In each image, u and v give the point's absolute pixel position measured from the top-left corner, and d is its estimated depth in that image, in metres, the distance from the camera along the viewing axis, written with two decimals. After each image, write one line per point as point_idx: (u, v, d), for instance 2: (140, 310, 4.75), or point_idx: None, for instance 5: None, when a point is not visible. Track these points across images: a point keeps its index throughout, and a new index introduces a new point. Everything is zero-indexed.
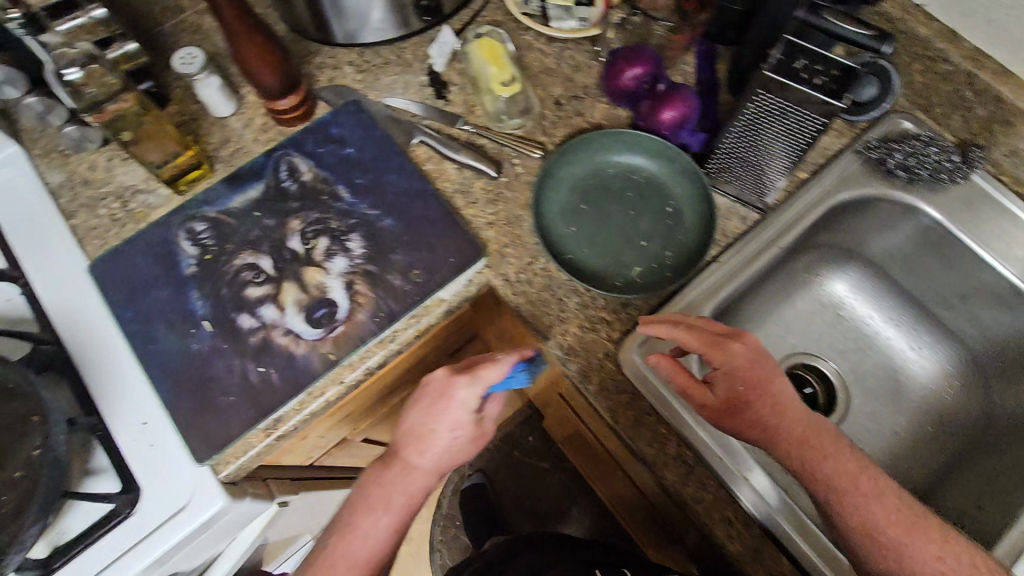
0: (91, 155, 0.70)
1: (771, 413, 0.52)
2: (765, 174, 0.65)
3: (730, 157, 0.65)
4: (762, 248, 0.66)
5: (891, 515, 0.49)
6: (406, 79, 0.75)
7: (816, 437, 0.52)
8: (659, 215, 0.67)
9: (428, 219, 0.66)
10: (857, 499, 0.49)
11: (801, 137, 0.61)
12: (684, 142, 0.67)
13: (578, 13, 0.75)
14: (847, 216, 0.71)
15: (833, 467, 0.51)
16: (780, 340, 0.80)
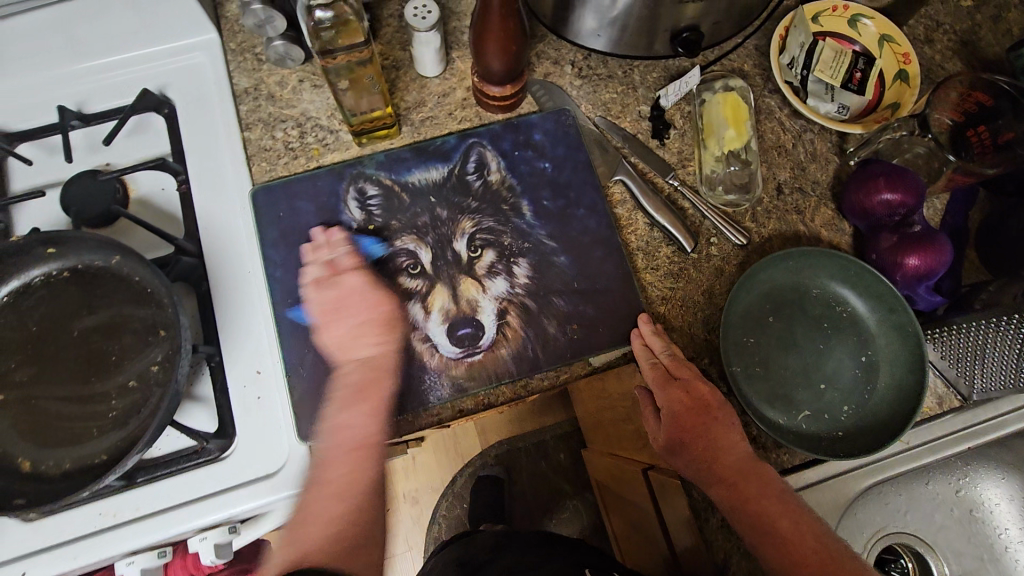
0: (284, 70, 0.65)
1: (735, 472, 0.52)
2: (983, 380, 0.58)
3: (963, 345, 0.57)
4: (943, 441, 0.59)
5: None
6: (625, 103, 0.67)
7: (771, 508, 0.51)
8: (849, 361, 0.59)
9: (603, 271, 0.60)
10: None
11: None
12: (914, 295, 0.59)
13: (840, 97, 0.66)
14: None
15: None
16: (898, 516, 0.72)
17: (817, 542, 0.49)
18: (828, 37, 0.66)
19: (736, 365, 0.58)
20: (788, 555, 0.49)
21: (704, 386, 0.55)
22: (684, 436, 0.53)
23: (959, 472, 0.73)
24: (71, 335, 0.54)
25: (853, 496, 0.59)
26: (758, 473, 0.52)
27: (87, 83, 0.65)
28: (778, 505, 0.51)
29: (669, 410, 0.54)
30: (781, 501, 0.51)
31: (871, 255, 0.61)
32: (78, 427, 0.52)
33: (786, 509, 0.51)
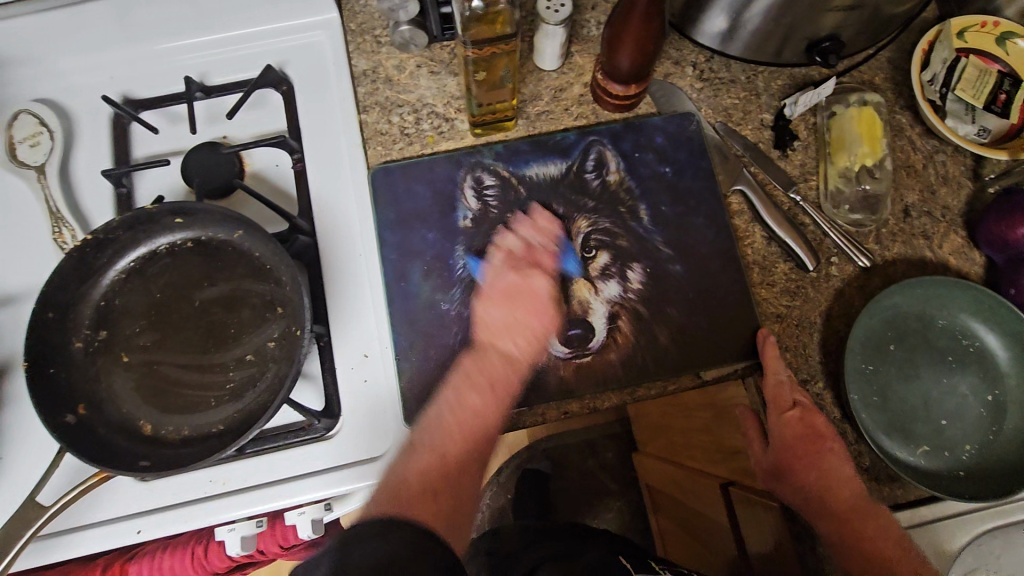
0: (403, 55, 0.65)
1: (845, 505, 0.53)
2: None
3: None
4: None
5: None
6: (748, 110, 0.65)
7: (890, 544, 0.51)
8: (973, 399, 0.56)
9: (719, 285, 0.58)
10: None
11: None
12: None
13: (982, 119, 0.63)
14: None
15: None
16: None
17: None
18: (973, 55, 0.63)
19: (855, 391, 0.55)
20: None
21: (819, 419, 0.54)
22: (794, 466, 0.54)
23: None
24: (193, 305, 0.54)
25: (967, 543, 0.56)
26: (874, 514, 0.52)
27: (211, 56, 0.66)
28: (886, 544, 0.51)
29: (778, 438, 0.54)
30: (893, 541, 0.51)
31: (1007, 289, 0.57)
32: (194, 395, 0.52)
33: (894, 545, 0.51)
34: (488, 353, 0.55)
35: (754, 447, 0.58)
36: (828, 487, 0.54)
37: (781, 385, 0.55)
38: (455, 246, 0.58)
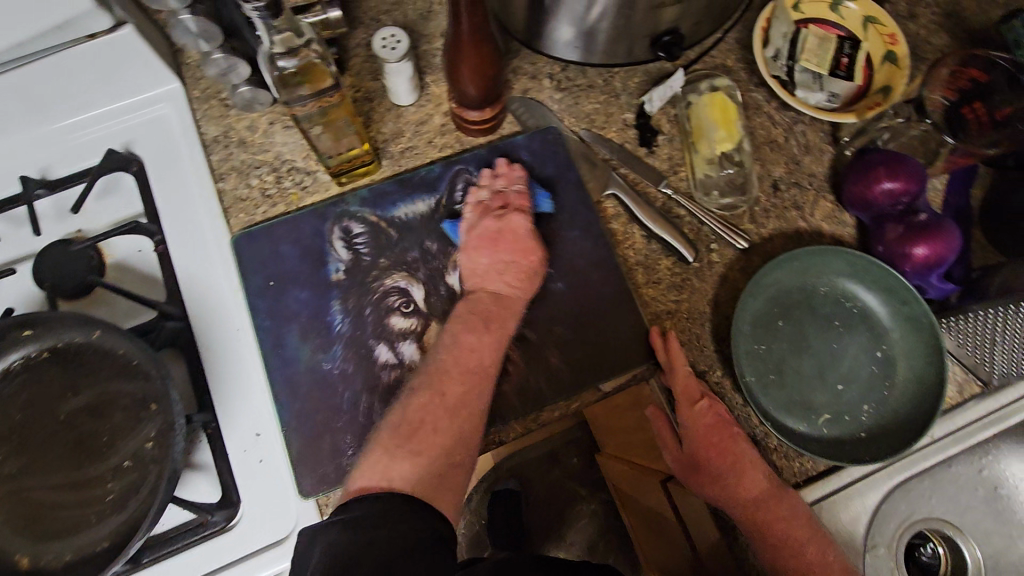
0: (254, 114, 0.63)
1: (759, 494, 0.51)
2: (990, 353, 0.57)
3: None
4: (966, 431, 0.58)
5: None
6: (609, 113, 0.66)
7: (804, 533, 0.50)
8: (864, 359, 0.57)
9: (604, 294, 0.58)
10: None
11: None
12: (924, 285, 0.58)
13: (829, 85, 0.65)
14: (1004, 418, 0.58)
15: None
16: (921, 502, 0.70)
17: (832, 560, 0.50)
18: (811, 25, 0.65)
19: (751, 374, 0.56)
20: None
21: (724, 405, 0.54)
22: (707, 458, 0.52)
23: (987, 453, 0.70)
24: (59, 419, 0.51)
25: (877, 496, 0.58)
26: (789, 501, 0.51)
27: (50, 148, 0.62)
28: (801, 529, 0.50)
29: (691, 429, 0.53)
30: (805, 528, 0.50)
31: (875, 246, 0.59)
32: (73, 515, 0.49)
33: (808, 529, 0.50)
34: (380, 406, 0.53)
35: (664, 441, 0.55)
36: (742, 473, 0.52)
37: (685, 376, 0.54)
38: (527, 210, 0.58)
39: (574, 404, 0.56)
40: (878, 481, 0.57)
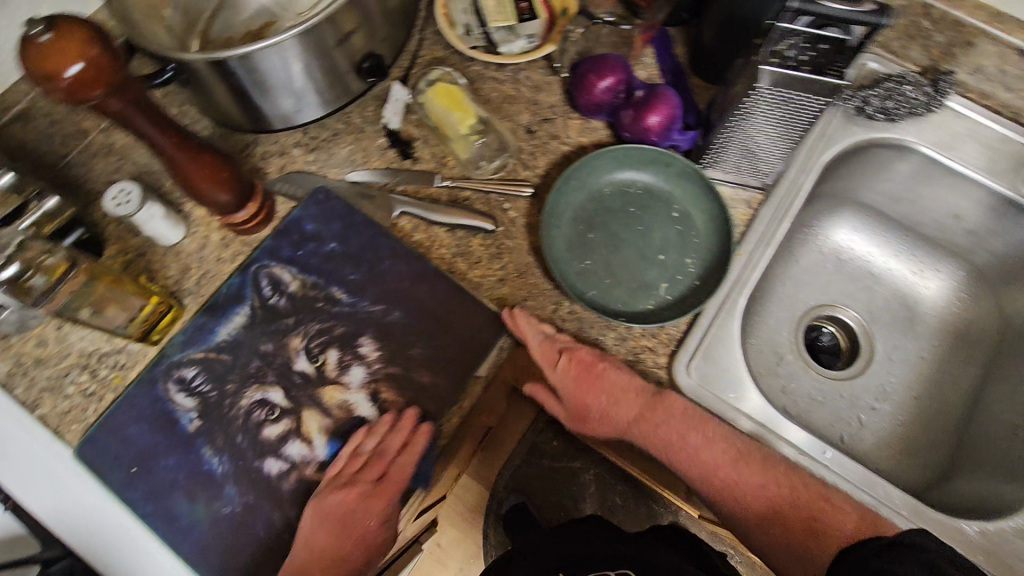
0: (35, 330, 0.61)
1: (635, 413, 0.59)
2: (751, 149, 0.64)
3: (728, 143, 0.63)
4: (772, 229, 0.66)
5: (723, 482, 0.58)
6: (363, 147, 0.69)
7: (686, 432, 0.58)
8: (667, 224, 0.64)
9: (437, 299, 0.61)
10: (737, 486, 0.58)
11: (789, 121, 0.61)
12: (675, 142, 0.66)
13: (524, 30, 0.71)
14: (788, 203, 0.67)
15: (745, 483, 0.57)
16: (791, 302, 0.78)
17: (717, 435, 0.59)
18: None
19: (589, 289, 0.62)
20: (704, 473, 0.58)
21: (583, 351, 0.59)
22: (586, 401, 0.59)
23: (817, 234, 0.79)
24: None
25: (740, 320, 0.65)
26: (671, 406, 0.59)
27: None
28: (685, 427, 0.58)
29: (565, 387, 0.58)
30: (688, 422, 0.59)
31: (625, 134, 0.66)
32: None
33: (690, 425, 0.58)
34: (296, 511, 0.54)
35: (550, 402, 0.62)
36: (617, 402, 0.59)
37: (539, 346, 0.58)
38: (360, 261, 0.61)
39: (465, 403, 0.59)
40: (729, 311, 0.63)
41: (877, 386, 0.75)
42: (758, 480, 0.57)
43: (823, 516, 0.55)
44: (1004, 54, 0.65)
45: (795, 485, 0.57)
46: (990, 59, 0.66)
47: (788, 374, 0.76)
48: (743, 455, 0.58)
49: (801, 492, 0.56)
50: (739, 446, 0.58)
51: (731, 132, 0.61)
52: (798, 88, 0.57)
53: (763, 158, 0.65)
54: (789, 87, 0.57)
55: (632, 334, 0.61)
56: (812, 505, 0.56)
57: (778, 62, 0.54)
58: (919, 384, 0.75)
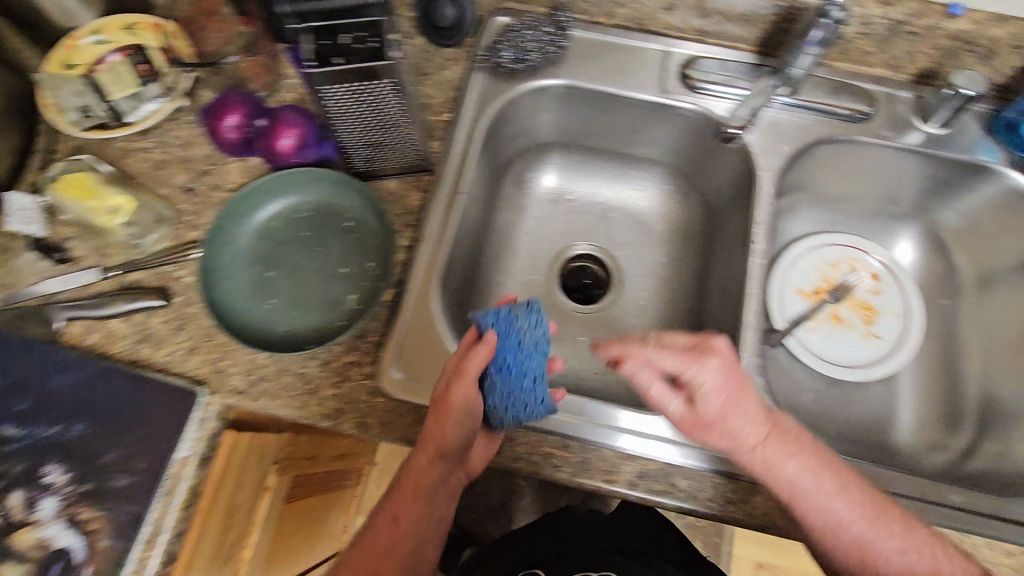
0: None
1: (738, 419, 0.50)
2: (389, 134, 0.61)
3: (357, 137, 0.60)
4: (449, 203, 0.66)
5: (826, 491, 0.51)
6: (13, 266, 0.63)
7: (730, 433, 0.50)
8: (341, 237, 0.63)
9: (120, 396, 0.57)
10: (820, 497, 0.51)
11: (394, 103, 0.56)
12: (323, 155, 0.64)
13: (149, 93, 0.68)
14: (459, 172, 0.67)
15: (802, 516, 0.51)
16: (525, 255, 0.79)
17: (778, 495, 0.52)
18: (91, 66, 0.68)
19: (277, 328, 0.59)
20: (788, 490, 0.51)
21: (455, 395, 0.51)
22: (444, 424, 0.52)
23: (523, 185, 0.81)
24: None
25: (445, 300, 0.64)
26: (747, 446, 0.50)
27: None
28: (784, 456, 0.51)
29: (441, 395, 0.52)
30: (746, 434, 0.50)
31: (269, 168, 0.64)
32: None
33: (774, 430, 0.51)
34: None
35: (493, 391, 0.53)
36: (725, 415, 0.50)
37: (454, 387, 0.51)
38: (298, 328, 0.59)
39: (176, 492, 0.55)
40: (426, 297, 0.62)
41: (626, 303, 0.78)
42: (873, 498, 0.52)
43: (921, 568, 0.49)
44: None
45: (852, 515, 0.51)
46: None
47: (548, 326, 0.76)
48: (823, 476, 0.51)
49: (915, 543, 0.50)
50: (840, 472, 0.52)
51: (347, 126, 0.58)
52: (355, 82, 0.52)
53: (408, 137, 0.62)
54: (346, 84, 0.52)
55: (335, 355, 0.59)
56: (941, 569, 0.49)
57: (314, 61, 0.50)
58: (657, 290, 0.78)
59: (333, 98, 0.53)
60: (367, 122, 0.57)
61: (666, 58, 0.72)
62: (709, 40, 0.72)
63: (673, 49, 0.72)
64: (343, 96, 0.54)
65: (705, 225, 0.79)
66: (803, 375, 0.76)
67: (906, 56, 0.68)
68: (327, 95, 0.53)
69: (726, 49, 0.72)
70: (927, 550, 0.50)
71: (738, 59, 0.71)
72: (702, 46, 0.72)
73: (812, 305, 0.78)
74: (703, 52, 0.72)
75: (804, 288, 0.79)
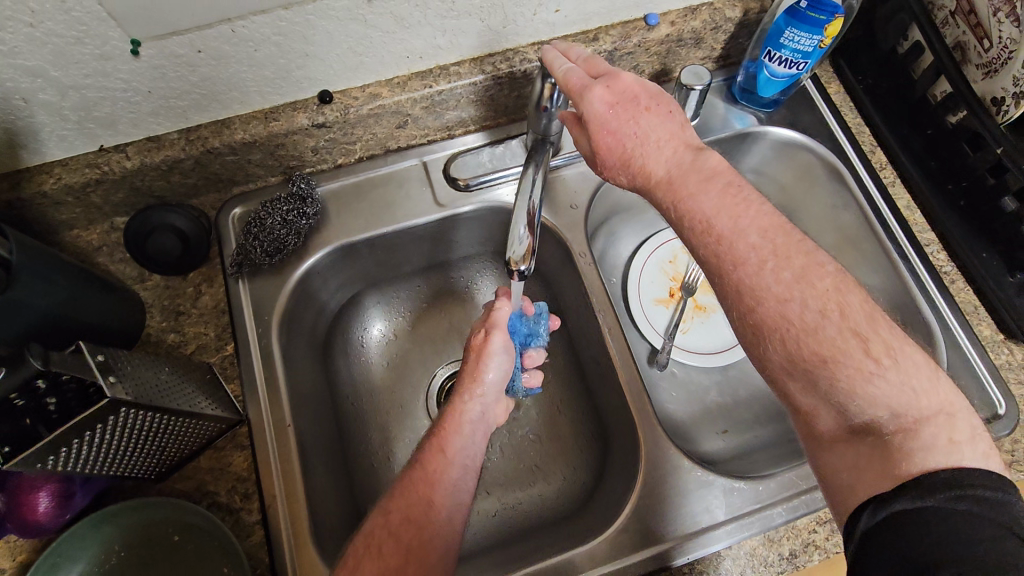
0: None
1: (698, 185, 0.52)
2: (173, 438, 0.49)
3: (134, 463, 0.48)
4: (280, 447, 0.56)
5: (776, 268, 0.49)
6: None
7: (677, 176, 0.53)
8: (175, 560, 0.50)
9: None
10: (754, 269, 0.49)
11: (156, 419, 0.46)
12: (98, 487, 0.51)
13: None
14: (274, 405, 0.57)
15: (746, 273, 0.49)
16: (396, 430, 0.69)
17: (674, 213, 0.53)
18: None
19: None
20: (791, 286, 0.48)
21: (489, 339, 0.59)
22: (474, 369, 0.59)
23: None
24: None
25: (329, 550, 0.55)
26: (646, 180, 0.54)
27: None
28: (675, 190, 0.52)
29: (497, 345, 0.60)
30: (657, 141, 0.53)
31: (38, 540, 0.50)
32: None
33: (724, 185, 0.52)
34: None
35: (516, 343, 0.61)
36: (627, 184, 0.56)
37: (493, 336, 0.59)
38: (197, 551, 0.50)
39: None
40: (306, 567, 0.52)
41: (515, 411, 0.73)
42: (881, 327, 0.47)
43: (808, 357, 0.47)
44: (312, 131, 0.60)
45: (749, 255, 0.49)
46: (312, 139, 0.61)
47: None
48: (725, 216, 0.50)
49: (830, 301, 0.47)
50: (778, 237, 0.50)
51: (113, 466, 0.46)
52: (80, 435, 0.41)
53: (198, 425, 0.51)
54: (67, 447, 0.41)
55: None
56: (851, 350, 0.46)
57: (7, 448, 0.39)
58: None
59: (69, 462, 0.42)
60: (132, 450, 0.46)
61: (426, 171, 0.67)
62: (459, 132, 0.68)
63: (428, 159, 0.67)
64: (80, 453, 0.42)
65: (548, 296, 0.75)
66: (704, 379, 0.76)
67: (633, 70, 0.69)
68: (58, 461, 0.42)
69: (478, 135, 0.69)
70: (855, 313, 0.47)
71: (495, 140, 0.68)
72: (456, 143, 0.68)
73: (676, 308, 0.77)
74: (459, 147, 0.68)
75: (660, 296, 0.78)
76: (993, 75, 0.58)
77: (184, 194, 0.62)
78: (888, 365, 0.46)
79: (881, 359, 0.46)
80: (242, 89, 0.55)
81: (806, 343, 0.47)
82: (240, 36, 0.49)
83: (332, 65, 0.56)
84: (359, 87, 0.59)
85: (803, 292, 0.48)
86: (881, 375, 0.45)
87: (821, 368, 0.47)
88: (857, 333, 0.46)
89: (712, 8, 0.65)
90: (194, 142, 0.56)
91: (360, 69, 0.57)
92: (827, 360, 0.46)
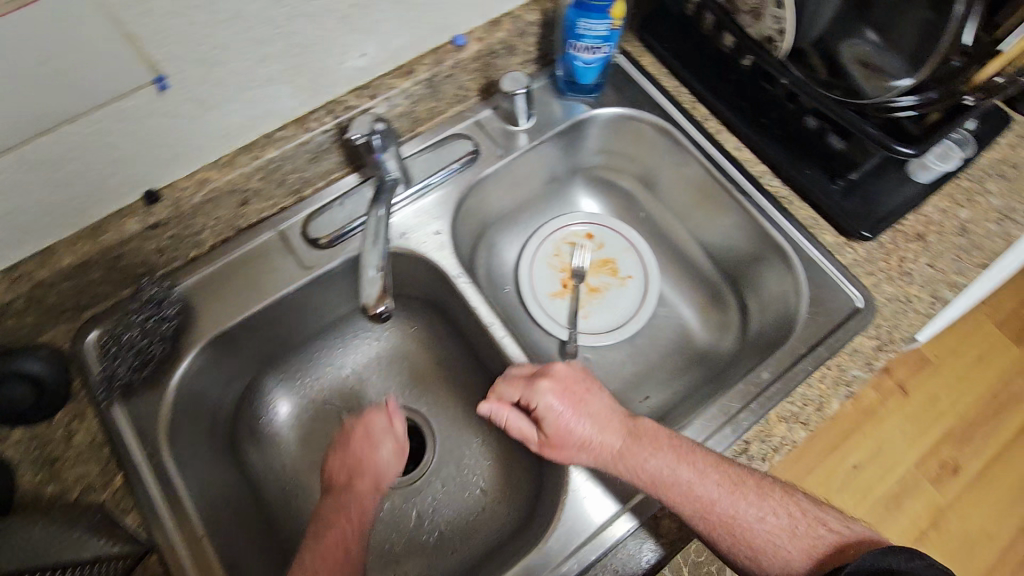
0: None
1: (647, 449, 0.56)
2: None
3: None
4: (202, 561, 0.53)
5: (733, 478, 0.54)
6: None
7: (636, 458, 0.56)
8: None
9: None
10: (727, 488, 0.53)
11: None
12: None
13: None
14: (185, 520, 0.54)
15: (721, 477, 0.54)
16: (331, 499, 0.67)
17: (639, 480, 0.55)
18: None
19: None
20: (730, 480, 0.54)
21: None
22: None
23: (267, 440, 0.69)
24: None
25: None
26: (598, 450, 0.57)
27: None
28: (634, 449, 0.56)
29: None
30: (606, 422, 0.58)
31: None
32: None
33: (659, 441, 0.56)
34: None
35: None
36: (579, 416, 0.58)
37: None
38: None
39: None
40: None
41: (446, 442, 0.73)
42: (807, 501, 0.54)
43: (787, 551, 0.52)
44: (148, 233, 0.57)
45: (711, 488, 0.53)
46: (152, 241, 0.59)
47: (405, 532, 0.68)
48: (679, 461, 0.54)
49: (793, 510, 0.53)
50: (727, 470, 0.54)
51: None
52: None
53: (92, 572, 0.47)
54: None
55: None
56: (819, 533, 0.52)
57: None
58: (459, 404, 0.74)
59: None
60: None
61: (285, 237, 0.66)
62: (308, 191, 0.68)
63: (284, 225, 0.66)
64: None
65: (446, 322, 0.75)
66: (616, 352, 0.79)
67: (459, 89, 0.71)
68: None
69: (327, 189, 0.68)
70: (808, 531, 0.52)
71: (346, 188, 0.68)
72: (307, 203, 0.67)
73: (573, 296, 0.80)
74: (311, 205, 0.67)
75: (555, 289, 0.80)
76: (760, 17, 0.65)
77: (28, 333, 0.58)
78: (828, 512, 0.53)
79: (824, 508, 0.53)
80: (57, 212, 0.52)
81: (777, 522, 0.52)
82: (30, 161, 0.47)
83: (147, 163, 0.54)
84: (186, 176, 0.58)
85: (761, 507, 0.53)
86: (826, 514, 0.53)
87: (793, 539, 0.52)
88: (805, 510, 0.53)
89: (513, 16, 0.69)
90: (19, 280, 0.53)
91: (180, 158, 0.56)
92: (793, 531, 0.52)
